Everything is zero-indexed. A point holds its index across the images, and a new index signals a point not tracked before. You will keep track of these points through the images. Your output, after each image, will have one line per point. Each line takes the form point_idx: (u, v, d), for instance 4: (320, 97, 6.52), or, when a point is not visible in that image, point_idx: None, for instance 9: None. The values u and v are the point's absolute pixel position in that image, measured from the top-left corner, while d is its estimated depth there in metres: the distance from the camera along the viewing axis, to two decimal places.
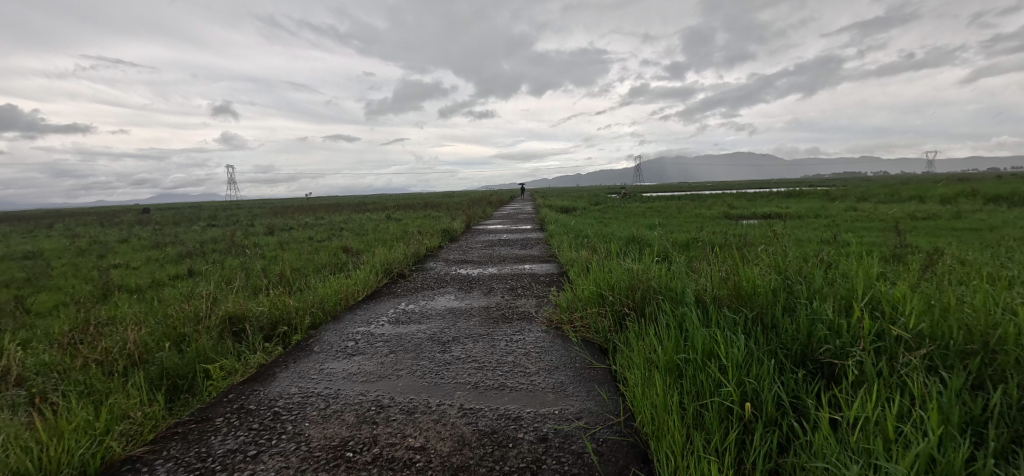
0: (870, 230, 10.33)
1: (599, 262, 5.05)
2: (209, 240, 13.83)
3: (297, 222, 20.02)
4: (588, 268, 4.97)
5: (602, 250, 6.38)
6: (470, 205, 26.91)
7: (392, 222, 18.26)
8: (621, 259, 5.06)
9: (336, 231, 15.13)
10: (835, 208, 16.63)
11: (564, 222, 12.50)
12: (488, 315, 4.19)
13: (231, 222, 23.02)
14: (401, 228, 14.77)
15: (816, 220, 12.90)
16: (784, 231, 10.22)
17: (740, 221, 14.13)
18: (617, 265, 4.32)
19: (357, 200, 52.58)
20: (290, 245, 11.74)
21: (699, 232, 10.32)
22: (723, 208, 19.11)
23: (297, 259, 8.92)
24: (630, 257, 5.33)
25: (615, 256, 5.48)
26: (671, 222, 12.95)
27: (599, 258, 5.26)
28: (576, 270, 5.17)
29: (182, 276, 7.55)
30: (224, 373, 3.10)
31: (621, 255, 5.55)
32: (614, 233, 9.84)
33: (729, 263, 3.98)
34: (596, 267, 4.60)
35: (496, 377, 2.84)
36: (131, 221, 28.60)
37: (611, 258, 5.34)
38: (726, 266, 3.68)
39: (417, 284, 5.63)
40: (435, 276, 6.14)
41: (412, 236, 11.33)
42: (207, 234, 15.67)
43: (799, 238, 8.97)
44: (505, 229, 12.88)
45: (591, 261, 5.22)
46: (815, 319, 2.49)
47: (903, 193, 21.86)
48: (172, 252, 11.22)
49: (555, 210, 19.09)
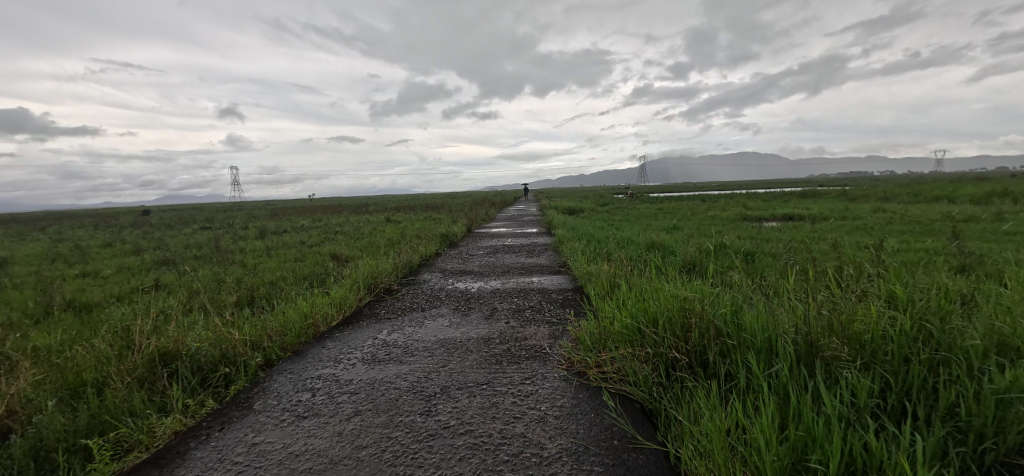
0: (915, 233, 9.28)
1: (625, 280, 4.14)
2: (195, 245, 13.00)
3: (292, 225, 19.18)
4: (612, 288, 4.05)
5: (624, 262, 5.44)
6: (473, 206, 25.98)
7: (390, 224, 17.38)
8: (654, 277, 4.14)
9: (329, 235, 14.26)
10: (861, 209, 15.55)
11: (573, 226, 11.54)
12: (490, 351, 3.26)
13: (226, 225, 22.25)
14: (398, 232, 13.89)
15: (848, 223, 11.86)
16: (820, 236, 9.21)
17: (763, 222, 13.10)
18: (653, 287, 3.40)
19: (358, 201, 51.99)
20: (277, 251, 10.89)
21: (725, 237, 9.31)
22: (739, 209, 18.06)
23: (277, 269, 8.03)
24: (660, 274, 4.40)
25: (643, 272, 4.55)
26: (689, 225, 11.94)
27: (626, 273, 4.34)
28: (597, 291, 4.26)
29: (146, 290, 6.70)
30: (117, 451, 2.24)
31: (650, 271, 4.62)
32: (630, 238, 8.87)
33: (804, 287, 3.06)
34: (624, 288, 3.68)
35: (497, 467, 1.93)
36: (128, 223, 27.92)
37: (641, 274, 4.42)
38: (806, 292, 2.77)
39: (405, 304, 4.71)
40: (428, 293, 5.21)
41: (408, 241, 10.41)
42: (193, 239, 14.83)
43: (840, 243, 7.99)
44: (509, 233, 11.96)
45: (616, 278, 4.30)
46: (1003, 397, 1.60)
47: (928, 193, 20.75)
48: (148, 259, 10.40)
49: (562, 212, 18.17)
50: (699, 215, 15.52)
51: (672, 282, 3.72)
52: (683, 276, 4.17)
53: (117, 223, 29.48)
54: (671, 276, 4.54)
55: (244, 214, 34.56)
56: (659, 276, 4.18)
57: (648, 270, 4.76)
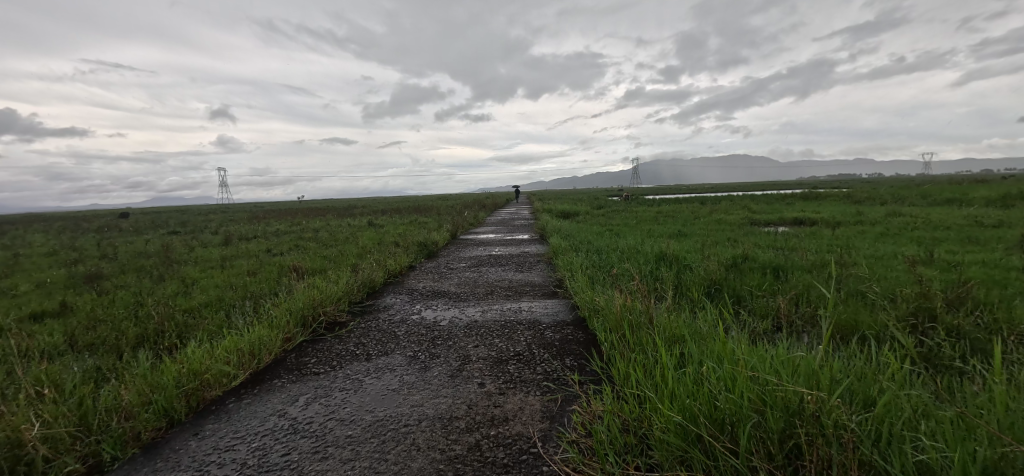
0: (949, 241, 8.32)
1: (648, 326, 2.98)
2: (145, 254, 11.58)
3: (266, 230, 17.81)
4: (630, 337, 2.86)
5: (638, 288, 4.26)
6: (462, 209, 24.66)
7: (371, 229, 16.05)
8: (687, 322, 2.98)
9: (301, 242, 12.98)
10: (874, 212, 14.70)
11: (568, 232, 10.41)
12: (446, 451, 2.06)
13: (198, 229, 20.72)
14: (377, 238, 12.68)
15: (866, 228, 10.93)
16: (851, 246, 8.09)
17: (773, 228, 12.13)
18: (704, 353, 2.24)
19: (346, 204, 50.50)
20: (232, 261, 9.56)
21: (740, 246, 8.26)
22: (745, 212, 17.01)
23: (216, 288, 6.71)
24: (691, 317, 3.26)
25: (669, 310, 3.40)
26: (695, 232, 10.90)
27: (647, 310, 3.17)
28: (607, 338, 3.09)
29: (40, 319, 5.39)
30: None
31: (676, 308, 3.46)
32: (635, 249, 7.68)
33: (949, 387, 1.95)
34: (656, 347, 2.52)
35: None
36: (96, 227, 26.23)
37: (667, 313, 3.25)
38: (983, 390, 1.64)
39: (346, 349, 3.47)
40: (384, 327, 3.97)
41: (383, 251, 9.19)
42: (148, 247, 13.39)
43: (881, 256, 6.88)
44: (498, 240, 10.80)
45: (634, 317, 3.12)
46: None
47: (937, 195, 19.90)
48: (81, 272, 9.01)
49: (556, 216, 17.09)
50: (702, 219, 14.54)
51: (721, 337, 2.56)
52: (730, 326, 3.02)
53: (83, 227, 27.73)
54: (707, 320, 3.39)
55: (223, 217, 32.90)
56: (695, 322, 3.02)
57: (674, 307, 3.58)
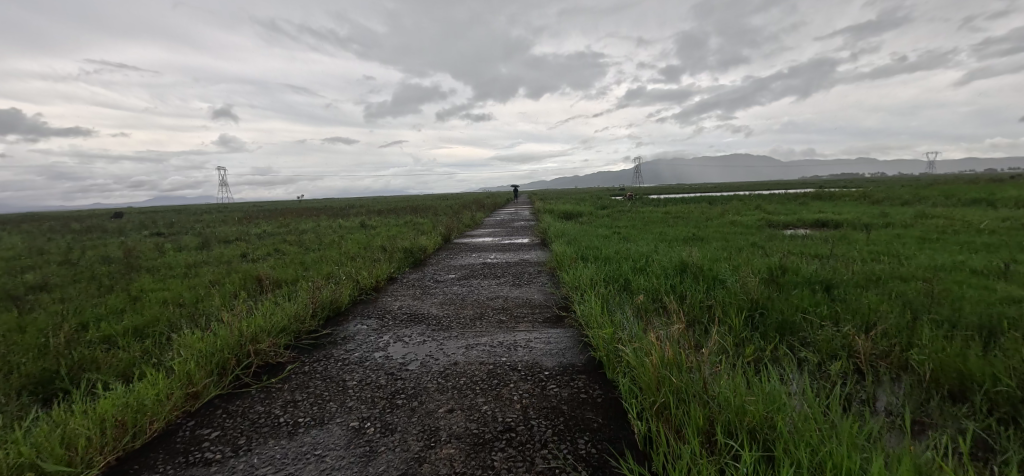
0: (1004, 248, 7.36)
1: (709, 403, 1.97)
2: (109, 260, 10.57)
3: (250, 231, 16.83)
4: (686, 436, 1.84)
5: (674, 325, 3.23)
6: (460, 209, 23.61)
7: (361, 231, 15.04)
8: (770, 401, 1.97)
9: (283, 246, 11.99)
10: (899, 214, 13.72)
11: (571, 236, 9.42)
12: None
13: (182, 230, 19.72)
14: (365, 242, 11.71)
15: (901, 232, 9.96)
16: (897, 256, 7.10)
17: (794, 231, 11.17)
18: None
19: (342, 203, 49.50)
20: (198, 269, 8.57)
21: (768, 254, 7.28)
22: (759, 213, 15.97)
23: (162, 304, 5.74)
24: (761, 384, 2.30)
25: (730, 371, 2.38)
26: (712, 236, 9.91)
27: (703, 373, 2.16)
28: (645, 422, 2.09)
29: None
30: None
31: (737, 366, 2.46)
32: (651, 258, 6.69)
33: None
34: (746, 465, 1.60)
35: None
36: (81, 228, 25.23)
37: (731, 378, 2.24)
38: None
39: (269, 413, 2.47)
40: (331, 374, 2.95)
41: (365, 258, 8.21)
42: (116, 251, 12.37)
43: (941, 269, 5.89)
44: (495, 244, 9.83)
45: (685, 384, 2.12)
46: None
47: (961, 195, 18.88)
48: (24, 281, 7.99)
49: (558, 217, 16.16)
50: (715, 221, 13.57)
51: (849, 461, 1.55)
52: (825, 413, 2.07)
53: (66, 227, 26.77)
54: (785, 388, 2.39)
55: (215, 216, 31.92)
56: (780, 397, 2.02)
57: (734, 365, 2.57)
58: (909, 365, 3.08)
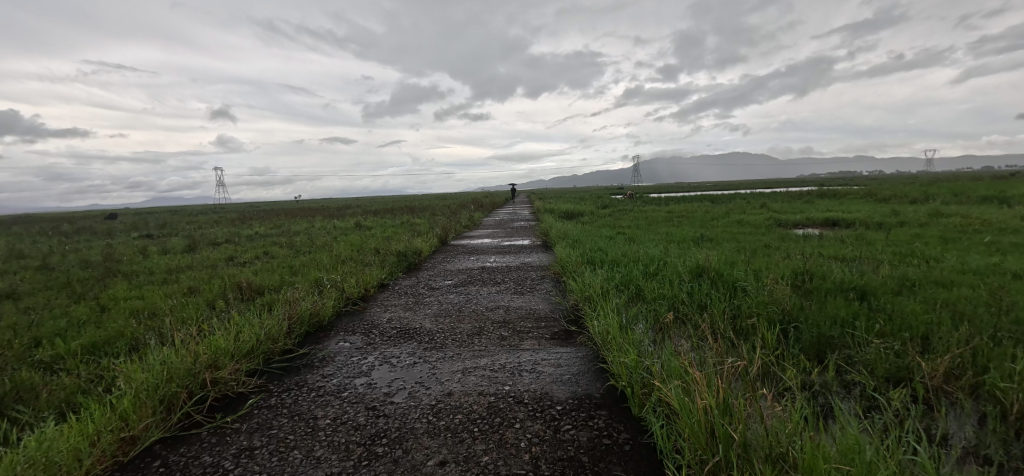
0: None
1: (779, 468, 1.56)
2: (90, 264, 10.09)
3: (242, 233, 16.37)
4: None
5: (706, 350, 2.78)
6: (458, 209, 23.14)
7: (355, 233, 14.52)
8: (859, 470, 1.52)
9: (273, 248, 11.51)
10: (911, 211, 13.32)
11: (574, 237, 8.96)
12: None
13: (172, 233, 19.18)
14: (358, 244, 11.24)
15: (919, 231, 9.52)
16: (923, 258, 6.63)
17: (804, 230, 10.75)
18: None
19: (338, 203, 49.05)
20: (180, 275, 8.09)
21: (786, 256, 6.83)
22: (766, 212, 15.50)
23: (129, 316, 5.25)
24: (832, 433, 1.86)
25: (789, 416, 1.94)
26: (721, 236, 9.49)
27: (762, 424, 1.72)
28: None
29: None
30: None
31: (794, 405, 2.02)
32: (662, 262, 6.24)
33: None
34: None
35: None
36: (71, 230, 24.63)
37: (794, 426, 1.81)
38: None
39: (217, 467, 1.99)
40: (301, 410, 2.48)
41: (357, 263, 7.74)
42: (99, 254, 11.89)
43: (977, 272, 5.44)
44: (494, 246, 9.37)
45: (742, 440, 1.68)
46: None
47: (970, 193, 18.41)
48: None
49: (559, 216, 15.73)
50: (722, 221, 13.15)
51: None
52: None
53: (56, 229, 26.28)
54: (857, 435, 1.94)
55: (209, 217, 31.32)
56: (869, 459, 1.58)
57: (789, 405, 2.12)
58: (983, 394, 2.65)
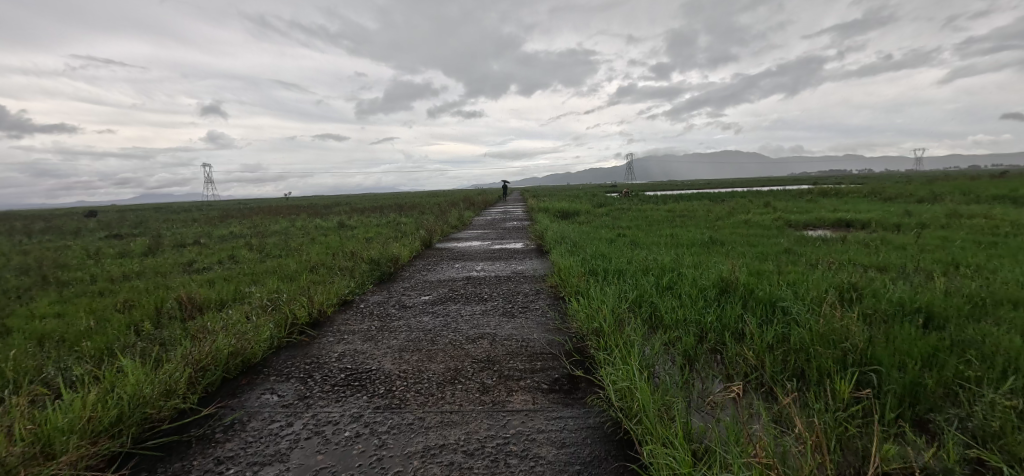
0: None
1: None
2: (30, 269, 8.98)
3: (215, 233, 15.27)
4: None
5: (787, 436, 1.90)
6: (448, 208, 22.14)
7: (336, 233, 13.49)
8: None
9: (241, 251, 10.47)
10: (927, 212, 12.59)
11: (572, 240, 8.10)
12: None
13: (141, 232, 17.98)
14: (336, 247, 10.26)
15: (947, 234, 8.75)
16: (975, 268, 5.78)
17: (819, 232, 9.96)
18: None
19: (326, 201, 47.74)
20: (123, 285, 7.05)
21: (815, 265, 5.99)
22: (772, 212, 14.63)
23: (26, 343, 4.22)
24: None
25: None
26: (733, 239, 8.64)
27: None
28: None
29: None
30: None
31: None
32: (677, 272, 5.37)
33: None
34: None
35: None
36: (35, 229, 23.09)
37: None
38: None
39: None
40: None
41: (326, 271, 6.78)
42: (46, 257, 10.74)
43: None
44: (483, 250, 8.43)
45: None
46: None
47: (980, 192, 17.76)
48: None
49: (554, 216, 14.86)
50: (729, 221, 12.32)
51: None
52: None
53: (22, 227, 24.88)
54: None
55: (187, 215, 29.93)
56: None
57: None
58: None
